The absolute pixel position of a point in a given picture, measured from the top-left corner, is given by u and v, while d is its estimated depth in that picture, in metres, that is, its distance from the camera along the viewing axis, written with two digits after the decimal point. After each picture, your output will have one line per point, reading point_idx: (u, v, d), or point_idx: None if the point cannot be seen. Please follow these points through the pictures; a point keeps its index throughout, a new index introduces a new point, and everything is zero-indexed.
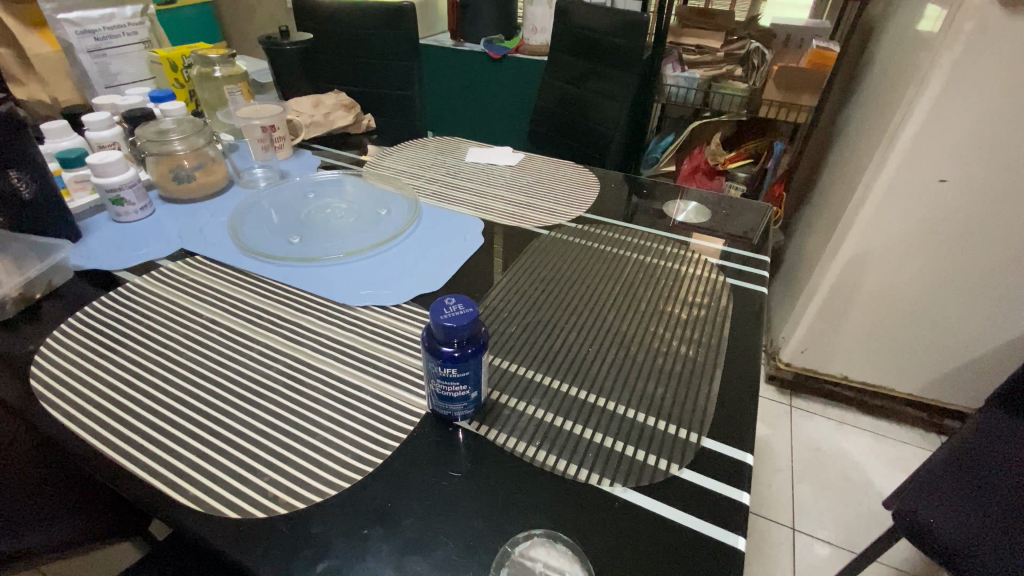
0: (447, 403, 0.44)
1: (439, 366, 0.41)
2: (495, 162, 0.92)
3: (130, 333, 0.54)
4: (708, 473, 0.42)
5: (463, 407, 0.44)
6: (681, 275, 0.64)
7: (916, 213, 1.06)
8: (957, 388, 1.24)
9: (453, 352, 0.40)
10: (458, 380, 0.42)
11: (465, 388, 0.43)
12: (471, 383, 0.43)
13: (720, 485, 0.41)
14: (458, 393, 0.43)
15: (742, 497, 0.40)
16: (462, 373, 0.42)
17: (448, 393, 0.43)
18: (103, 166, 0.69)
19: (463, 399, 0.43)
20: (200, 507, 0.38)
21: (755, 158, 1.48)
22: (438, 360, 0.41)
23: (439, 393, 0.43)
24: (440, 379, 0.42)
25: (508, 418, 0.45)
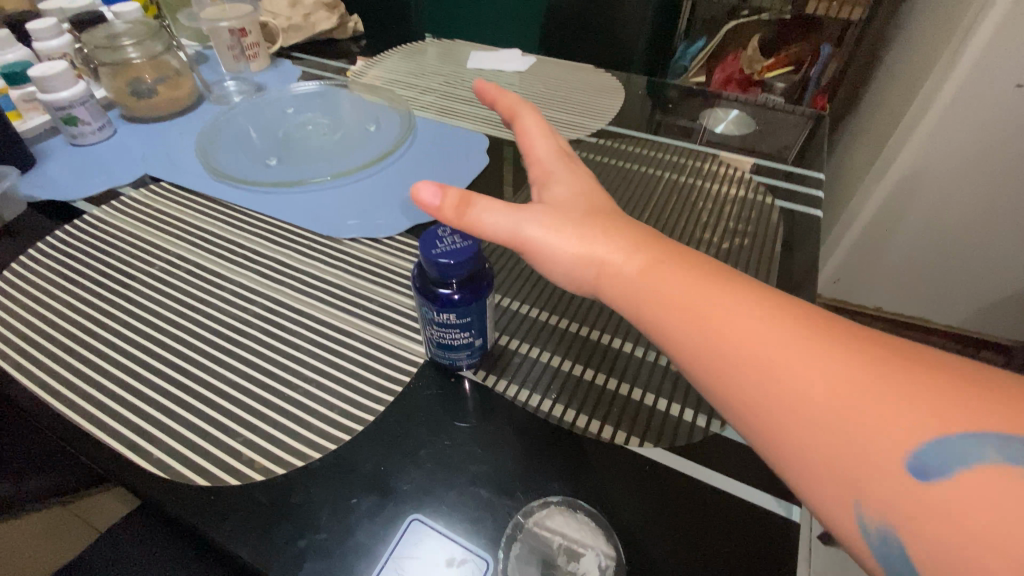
0: (447, 354, 0.37)
1: (436, 312, 0.34)
2: (502, 67, 0.79)
3: (87, 272, 0.48)
4: None
5: (467, 356, 0.38)
6: (721, 197, 0.55)
7: (981, 123, 0.93)
8: (997, 318, 1.16)
9: (453, 292, 0.34)
10: (460, 327, 0.35)
11: (469, 336, 0.36)
12: (477, 329, 0.36)
13: None
14: (461, 342, 0.36)
15: None
16: (462, 320, 0.35)
17: (448, 342, 0.36)
18: (46, 80, 0.59)
19: (467, 347, 0.37)
20: (164, 474, 0.33)
21: (796, 65, 1.30)
22: (435, 305, 0.34)
23: (438, 341, 0.37)
24: (436, 326, 0.35)
25: (518, 366, 0.39)
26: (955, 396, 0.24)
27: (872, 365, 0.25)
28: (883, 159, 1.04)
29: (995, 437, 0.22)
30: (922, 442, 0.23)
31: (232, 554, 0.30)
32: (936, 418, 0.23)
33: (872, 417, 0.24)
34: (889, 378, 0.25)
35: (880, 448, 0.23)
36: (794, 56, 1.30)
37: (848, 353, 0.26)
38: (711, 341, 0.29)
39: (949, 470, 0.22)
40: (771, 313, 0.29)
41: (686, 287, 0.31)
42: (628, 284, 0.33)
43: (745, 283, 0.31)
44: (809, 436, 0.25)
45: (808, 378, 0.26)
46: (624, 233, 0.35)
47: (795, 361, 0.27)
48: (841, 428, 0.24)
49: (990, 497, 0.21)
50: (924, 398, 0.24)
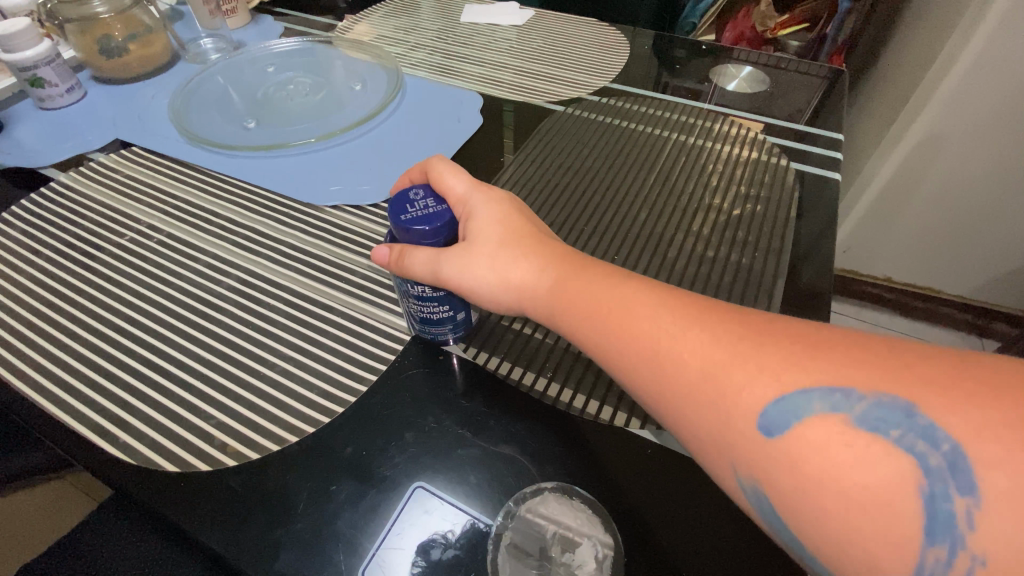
0: (429, 331, 0.36)
1: (409, 284, 0.33)
2: (499, 21, 0.74)
3: (53, 245, 0.45)
4: None
5: (450, 333, 0.36)
6: (731, 159, 0.51)
7: (1007, 82, 0.87)
8: (1011, 288, 1.12)
9: (423, 263, 0.32)
10: (437, 299, 0.34)
11: (449, 309, 0.34)
12: (457, 302, 0.34)
13: None
14: (441, 315, 0.35)
15: None
16: (441, 290, 0.33)
17: (428, 316, 0.35)
18: (7, 37, 0.55)
19: (450, 322, 0.35)
20: (131, 459, 0.31)
21: (812, 22, 1.24)
22: (406, 277, 0.33)
23: (419, 315, 0.35)
24: (412, 299, 0.34)
25: (496, 332, 0.37)
26: (798, 356, 0.24)
27: (725, 340, 0.26)
28: (902, 122, 0.99)
29: (823, 390, 0.23)
30: (766, 405, 0.24)
31: (204, 545, 0.28)
32: (777, 382, 0.24)
33: (725, 386, 0.25)
34: (738, 347, 0.26)
35: (734, 418, 0.24)
36: (810, 13, 1.24)
37: (706, 330, 0.27)
38: (594, 339, 0.30)
39: (788, 426, 0.23)
40: (640, 299, 0.30)
41: (566, 279, 0.32)
42: (529, 293, 0.33)
43: (628, 274, 0.32)
44: (679, 416, 0.26)
45: (672, 360, 0.27)
46: (532, 244, 0.34)
47: (665, 348, 0.27)
48: (701, 403, 0.26)
49: (823, 445, 0.22)
50: (771, 364, 0.25)
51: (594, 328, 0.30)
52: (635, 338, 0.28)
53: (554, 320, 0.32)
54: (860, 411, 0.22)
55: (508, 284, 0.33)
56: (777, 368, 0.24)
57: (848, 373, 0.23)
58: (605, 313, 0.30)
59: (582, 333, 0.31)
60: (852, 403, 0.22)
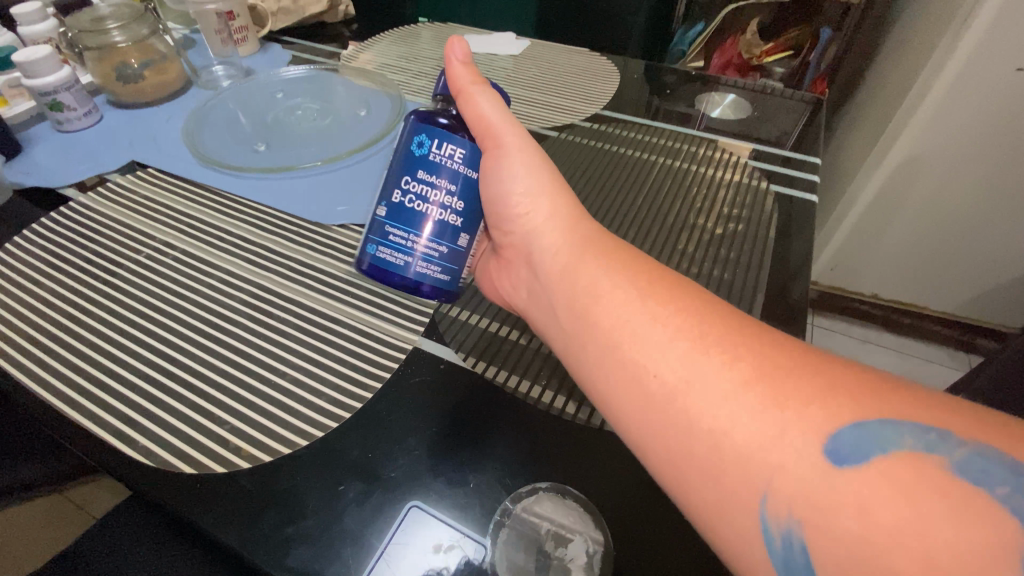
0: (414, 234, 0.36)
1: (424, 157, 0.36)
2: (496, 51, 0.78)
3: (72, 261, 0.47)
4: None
5: (438, 245, 0.37)
6: (715, 182, 0.54)
7: (981, 107, 0.92)
8: (994, 304, 1.16)
9: (456, 128, 0.37)
10: (443, 187, 0.36)
11: (447, 209, 0.36)
12: (457, 206, 0.37)
13: None
14: (437, 211, 0.36)
15: None
16: (450, 189, 0.36)
17: (424, 209, 0.36)
18: (30, 65, 0.58)
19: (441, 227, 0.37)
20: (149, 462, 0.33)
21: (795, 50, 1.31)
22: (425, 147, 0.36)
23: (411, 207, 0.36)
24: (417, 179, 0.36)
25: (476, 335, 0.41)
26: (881, 394, 0.24)
27: (804, 363, 0.26)
28: (883, 145, 1.03)
29: (915, 426, 0.23)
30: (844, 426, 0.24)
31: (219, 542, 0.30)
32: (862, 409, 0.24)
33: (789, 401, 0.25)
34: (820, 377, 0.25)
35: (803, 437, 0.24)
36: (793, 41, 1.31)
37: (783, 355, 0.27)
38: (647, 331, 0.30)
39: (867, 457, 0.23)
40: (707, 314, 0.29)
41: (625, 282, 0.32)
42: (552, 236, 0.38)
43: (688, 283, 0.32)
44: (728, 426, 0.25)
45: (737, 365, 0.26)
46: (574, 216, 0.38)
47: (729, 359, 0.27)
48: (761, 414, 0.25)
49: (907, 484, 0.22)
50: (852, 399, 0.24)
51: (645, 322, 0.30)
52: (699, 341, 0.28)
53: (594, 298, 0.32)
54: (959, 456, 0.22)
55: (536, 199, 0.39)
56: (864, 398, 0.24)
57: (937, 414, 0.23)
58: (667, 311, 0.30)
59: (631, 322, 0.30)
60: (950, 447, 0.22)
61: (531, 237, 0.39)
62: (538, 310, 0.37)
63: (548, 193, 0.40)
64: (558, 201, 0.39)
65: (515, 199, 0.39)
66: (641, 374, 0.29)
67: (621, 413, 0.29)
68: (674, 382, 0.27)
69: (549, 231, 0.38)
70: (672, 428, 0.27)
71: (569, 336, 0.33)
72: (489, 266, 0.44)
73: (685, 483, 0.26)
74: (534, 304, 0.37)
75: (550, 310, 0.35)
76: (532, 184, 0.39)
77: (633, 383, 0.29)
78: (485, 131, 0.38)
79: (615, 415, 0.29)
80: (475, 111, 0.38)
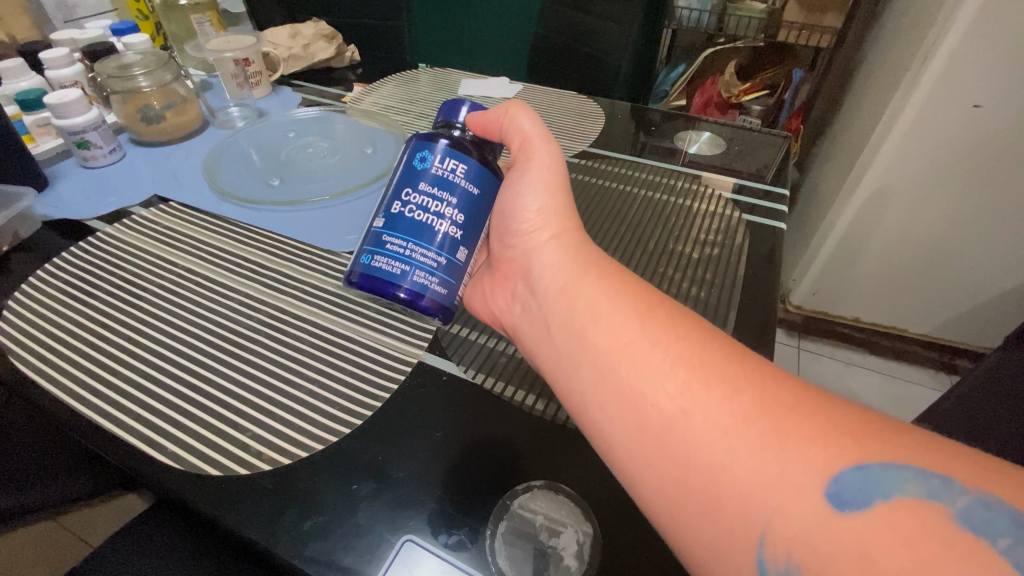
0: (414, 244, 0.39)
1: (428, 171, 0.40)
2: (491, 93, 0.85)
3: (100, 286, 0.50)
4: None
5: (436, 256, 0.40)
6: (692, 212, 0.59)
7: (943, 143, 0.99)
8: (968, 327, 1.21)
9: (464, 146, 0.41)
10: (443, 201, 0.40)
11: (447, 221, 0.40)
12: (457, 220, 0.40)
13: None
14: (437, 223, 0.39)
15: None
16: (451, 203, 0.40)
17: (424, 220, 0.39)
18: (62, 106, 0.63)
19: (440, 238, 0.40)
20: (177, 465, 0.36)
21: (771, 89, 1.39)
22: (428, 164, 0.40)
23: (415, 217, 0.39)
24: (419, 192, 0.39)
25: (475, 351, 0.45)
26: (882, 439, 0.27)
27: (807, 406, 0.29)
28: (855, 176, 1.10)
29: (919, 471, 0.25)
30: (846, 468, 0.26)
31: (243, 537, 0.33)
32: (863, 452, 0.26)
33: (790, 440, 0.27)
34: (821, 419, 0.28)
35: (805, 478, 0.26)
36: (768, 82, 1.39)
37: (786, 398, 0.29)
38: (648, 360, 0.33)
39: (869, 501, 0.24)
40: (709, 352, 0.32)
41: (633, 318, 0.35)
42: (556, 263, 0.41)
43: (693, 323, 0.35)
44: (729, 462, 0.28)
45: (739, 403, 0.29)
46: (581, 255, 0.41)
47: (727, 395, 0.30)
48: (760, 451, 0.27)
49: (905, 524, 0.23)
50: (850, 440, 0.27)
51: (648, 355, 0.33)
52: (699, 374, 0.31)
53: (594, 321, 0.36)
54: (960, 505, 0.23)
55: (542, 218, 0.44)
56: (865, 442, 0.26)
57: (936, 460, 0.25)
58: (668, 344, 0.33)
59: (631, 351, 0.34)
60: (953, 495, 0.24)
61: (532, 255, 0.43)
62: (534, 323, 0.41)
63: (554, 216, 0.44)
64: (561, 225, 0.44)
65: (524, 212, 0.44)
66: (641, 402, 0.32)
67: (617, 435, 0.32)
68: (673, 413, 0.30)
69: (554, 254, 0.42)
70: (674, 461, 0.29)
71: (566, 352, 0.37)
72: (484, 280, 0.47)
73: (678, 524, 0.29)
74: (528, 321, 0.41)
75: (549, 327, 0.39)
76: (546, 200, 0.44)
77: (633, 412, 0.32)
78: (524, 143, 0.45)
79: (612, 437, 0.32)
80: (517, 126, 0.44)
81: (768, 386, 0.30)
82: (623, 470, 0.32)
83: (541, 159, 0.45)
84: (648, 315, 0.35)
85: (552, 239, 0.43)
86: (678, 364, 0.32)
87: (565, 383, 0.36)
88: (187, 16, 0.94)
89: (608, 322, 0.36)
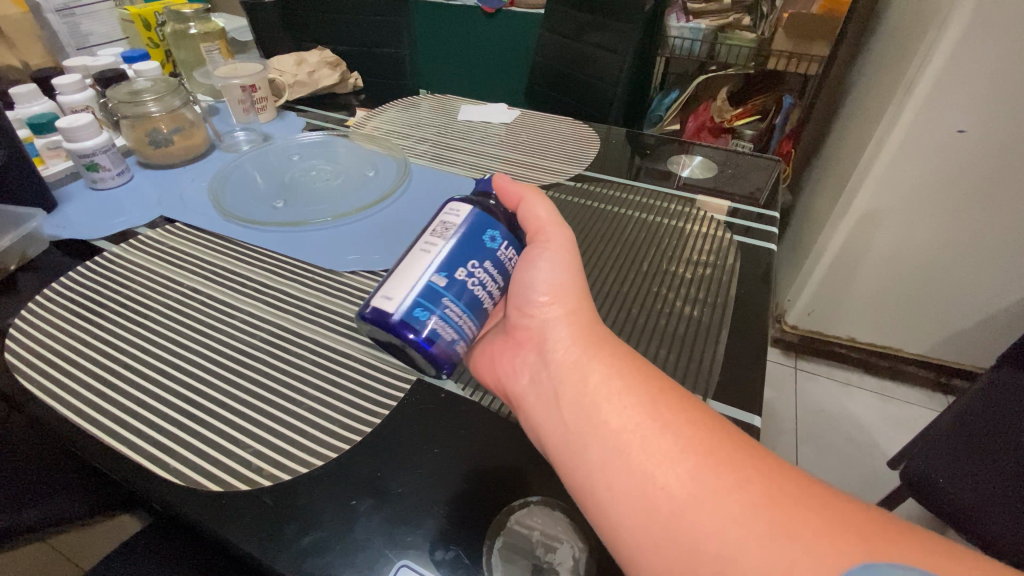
0: (467, 314, 0.39)
1: (494, 250, 0.41)
2: (489, 119, 0.87)
3: (104, 305, 0.51)
4: (719, 400, 0.43)
5: (474, 329, 0.40)
6: (687, 233, 0.61)
7: (930, 167, 1.01)
8: (962, 348, 1.22)
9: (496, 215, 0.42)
10: (497, 284, 0.41)
11: (492, 301, 0.41)
12: (496, 301, 0.42)
13: (731, 410, 0.42)
14: (487, 302, 0.40)
15: (753, 420, 0.41)
16: (499, 283, 0.41)
17: (480, 295, 0.40)
18: (72, 130, 0.65)
19: (483, 315, 0.40)
20: (178, 481, 0.36)
21: (762, 114, 1.43)
22: (496, 245, 0.41)
23: (473, 291, 0.39)
24: (484, 268, 0.40)
25: None
26: (889, 536, 0.28)
27: (814, 500, 0.30)
28: (846, 198, 1.12)
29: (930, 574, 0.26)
30: (853, 566, 0.27)
31: (243, 551, 0.33)
32: (876, 551, 0.27)
33: (800, 532, 0.28)
34: (831, 516, 0.29)
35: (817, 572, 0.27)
36: (760, 107, 1.43)
37: (793, 491, 0.30)
38: (659, 441, 0.33)
39: None
40: (720, 440, 0.33)
41: (644, 400, 0.35)
42: (564, 333, 0.40)
43: (702, 407, 0.35)
44: (740, 554, 0.28)
45: (751, 493, 0.30)
46: (589, 320, 0.41)
47: (738, 488, 0.30)
48: (772, 545, 0.28)
49: None
50: (859, 538, 0.28)
51: (660, 435, 0.33)
52: (710, 460, 0.32)
53: (605, 398, 0.36)
54: None
55: (557, 293, 0.42)
56: (873, 540, 0.28)
57: (932, 559, 0.27)
58: (679, 427, 0.33)
59: (642, 433, 0.34)
60: None
61: (548, 326, 0.41)
62: (541, 399, 0.38)
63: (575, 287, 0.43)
64: (573, 291, 0.42)
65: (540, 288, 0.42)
66: (651, 484, 0.32)
67: (623, 517, 0.31)
68: (683, 499, 0.31)
69: (566, 323, 0.41)
70: (684, 548, 0.30)
71: (573, 427, 0.36)
72: (494, 343, 0.44)
73: None
74: (533, 392, 0.39)
75: (556, 399, 0.37)
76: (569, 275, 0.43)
77: (642, 494, 0.32)
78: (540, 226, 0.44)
79: (617, 518, 0.32)
80: (531, 213, 0.45)
81: (775, 480, 0.31)
82: (627, 552, 0.31)
83: (559, 243, 0.44)
84: (659, 397, 0.35)
85: (566, 309, 0.41)
86: (689, 451, 0.32)
87: (570, 459, 0.35)
88: (197, 45, 0.97)
89: (620, 399, 0.35)
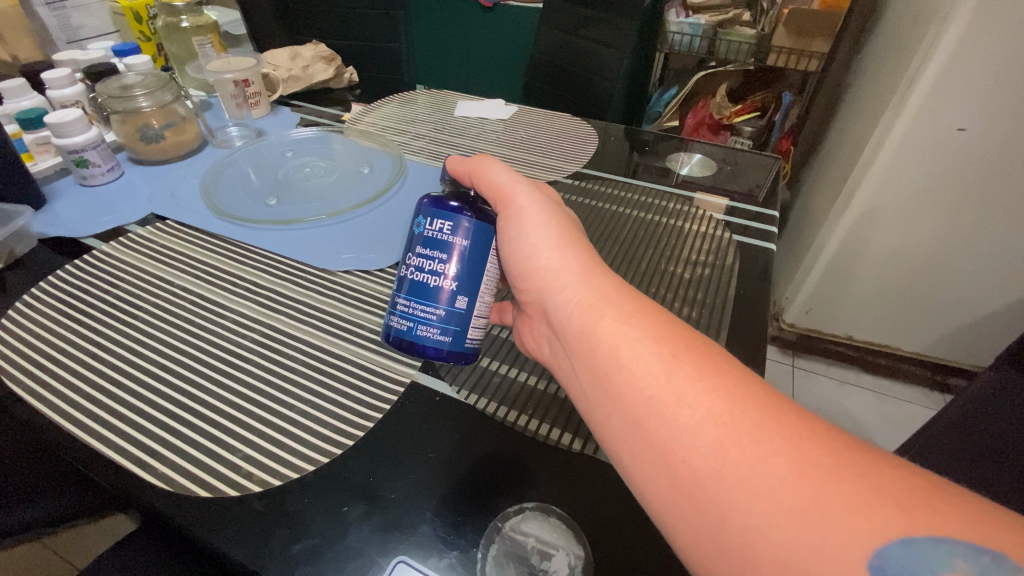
0: (413, 300, 0.40)
1: (422, 233, 0.40)
2: (486, 115, 0.86)
3: (94, 304, 0.50)
4: None
5: (436, 311, 0.40)
6: (685, 233, 0.60)
7: (931, 163, 1.00)
8: (960, 346, 1.22)
9: (466, 206, 0.41)
10: (436, 259, 0.39)
11: (442, 276, 0.39)
12: (452, 273, 0.40)
13: None
14: (434, 280, 0.39)
15: None
16: (440, 258, 0.40)
17: (421, 279, 0.40)
18: (62, 126, 0.63)
19: (438, 293, 0.39)
20: (167, 486, 0.35)
21: (763, 110, 1.43)
22: (422, 226, 0.40)
23: (411, 278, 0.40)
24: (415, 255, 0.40)
25: (469, 370, 0.45)
26: (931, 505, 0.25)
27: (850, 470, 0.26)
28: (846, 195, 1.12)
29: (968, 548, 0.24)
30: (890, 543, 0.24)
31: (232, 559, 0.32)
32: (913, 524, 0.24)
33: (830, 509, 0.25)
34: (869, 486, 0.26)
35: (847, 554, 0.24)
36: (759, 103, 1.43)
37: (826, 460, 0.27)
38: (676, 414, 0.30)
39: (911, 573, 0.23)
40: (743, 406, 0.29)
41: (658, 368, 0.32)
42: (572, 299, 0.37)
43: (724, 366, 0.31)
44: (765, 531, 0.26)
45: (777, 467, 0.27)
46: (597, 284, 0.38)
47: (764, 460, 0.27)
48: (801, 521, 0.25)
49: None
50: (900, 508, 0.25)
51: (675, 406, 0.30)
52: (733, 429, 0.28)
53: (617, 368, 0.33)
54: None
55: (558, 258, 0.40)
56: (915, 513, 0.25)
57: (978, 531, 0.24)
58: (697, 397, 0.30)
59: (657, 405, 0.31)
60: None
61: (549, 298, 0.39)
62: (561, 368, 0.38)
63: (563, 247, 0.41)
64: (577, 258, 0.40)
65: (536, 258, 0.40)
66: (669, 458, 0.29)
67: (647, 490, 0.30)
68: (704, 473, 0.28)
69: (566, 288, 0.38)
70: (707, 525, 0.27)
71: (594, 399, 0.34)
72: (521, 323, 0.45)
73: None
74: (558, 364, 0.39)
75: (574, 372, 0.36)
76: (548, 232, 0.41)
77: (662, 468, 0.29)
78: (501, 192, 0.43)
79: (644, 493, 0.30)
80: (489, 181, 0.44)
81: (805, 446, 0.27)
82: (657, 525, 0.30)
83: (526, 201, 0.42)
84: (677, 362, 0.32)
85: (560, 274, 0.39)
86: (709, 421, 0.29)
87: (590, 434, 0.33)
88: (189, 38, 0.95)
89: (632, 371, 0.32)
